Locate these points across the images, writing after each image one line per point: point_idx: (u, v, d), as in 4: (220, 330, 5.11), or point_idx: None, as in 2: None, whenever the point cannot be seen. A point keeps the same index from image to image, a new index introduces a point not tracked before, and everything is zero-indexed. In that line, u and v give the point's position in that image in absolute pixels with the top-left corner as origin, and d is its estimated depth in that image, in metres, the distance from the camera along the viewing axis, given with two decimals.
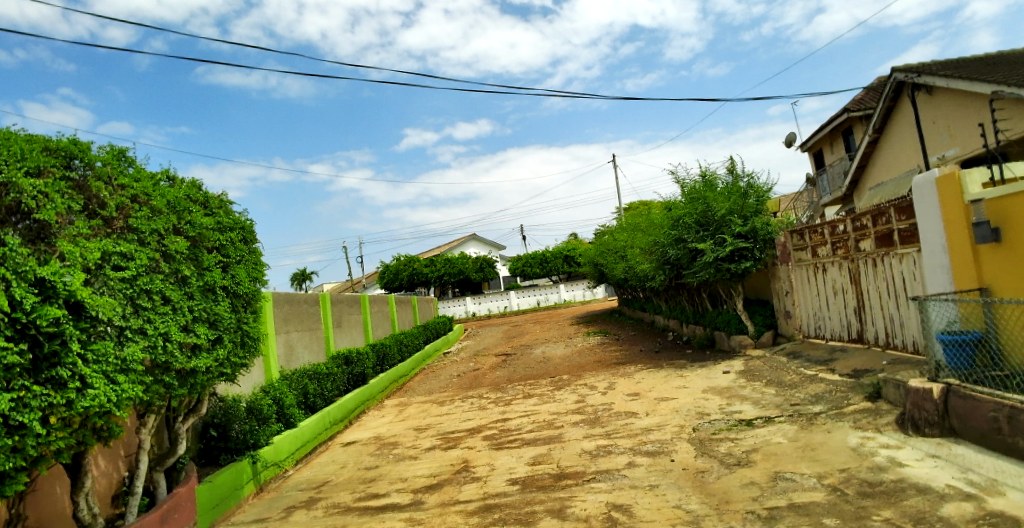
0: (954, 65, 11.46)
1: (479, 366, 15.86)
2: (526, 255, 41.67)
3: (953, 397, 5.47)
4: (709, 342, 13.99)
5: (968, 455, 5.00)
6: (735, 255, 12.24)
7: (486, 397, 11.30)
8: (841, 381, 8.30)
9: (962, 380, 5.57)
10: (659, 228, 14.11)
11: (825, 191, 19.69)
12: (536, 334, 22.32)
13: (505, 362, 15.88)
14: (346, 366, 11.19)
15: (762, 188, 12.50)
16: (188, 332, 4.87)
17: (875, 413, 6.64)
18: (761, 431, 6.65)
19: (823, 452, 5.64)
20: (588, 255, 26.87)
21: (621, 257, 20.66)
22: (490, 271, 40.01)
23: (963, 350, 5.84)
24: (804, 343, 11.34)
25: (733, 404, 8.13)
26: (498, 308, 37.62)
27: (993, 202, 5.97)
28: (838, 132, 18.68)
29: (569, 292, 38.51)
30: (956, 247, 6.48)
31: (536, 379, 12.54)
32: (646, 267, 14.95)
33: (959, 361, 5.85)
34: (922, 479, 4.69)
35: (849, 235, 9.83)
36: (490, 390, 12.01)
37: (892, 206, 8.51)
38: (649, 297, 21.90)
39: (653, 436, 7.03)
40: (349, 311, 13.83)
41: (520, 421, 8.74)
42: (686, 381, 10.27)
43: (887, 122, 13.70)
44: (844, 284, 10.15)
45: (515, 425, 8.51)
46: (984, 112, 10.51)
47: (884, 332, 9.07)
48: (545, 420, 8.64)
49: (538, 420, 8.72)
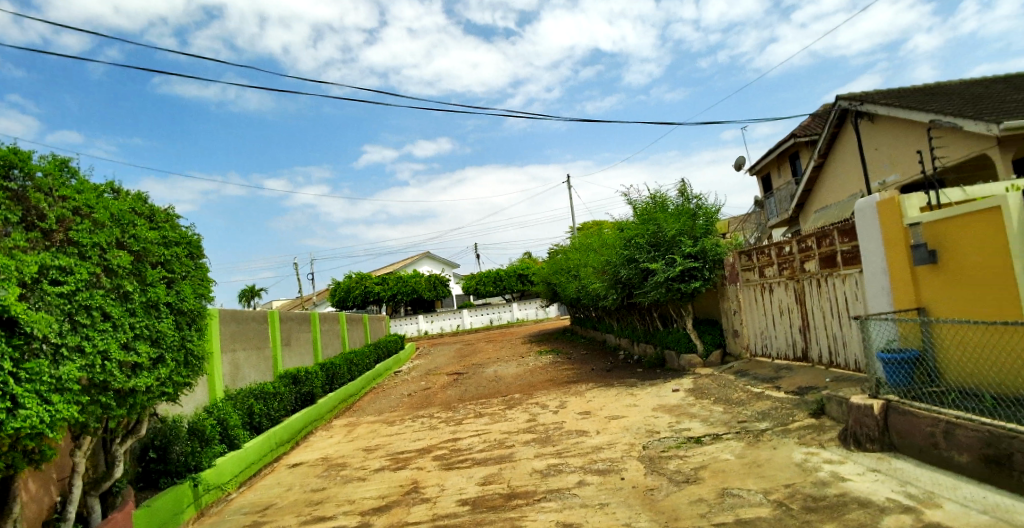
0: (895, 95, 12.06)
1: (431, 385, 15.59)
2: (481, 273, 41.66)
3: (893, 413, 5.66)
4: (659, 361, 14.18)
5: (907, 470, 5.14)
6: (685, 275, 12.51)
7: (437, 416, 11.07)
8: (787, 398, 8.51)
9: (902, 397, 5.76)
10: (611, 248, 14.29)
11: (772, 214, 20.46)
12: (490, 353, 22.25)
13: (456, 381, 15.66)
14: (294, 385, 10.80)
15: (711, 209, 12.79)
16: (129, 349, 4.55)
17: (819, 429, 6.80)
18: (709, 449, 6.71)
19: (769, 469, 5.72)
20: (541, 275, 27.07)
21: (573, 277, 20.86)
22: (443, 290, 39.81)
23: (902, 368, 6.03)
24: (751, 362, 11.61)
25: (682, 422, 8.20)
26: (451, 326, 37.28)
27: (930, 225, 6.25)
28: (785, 157, 19.46)
29: (522, 311, 38.78)
30: (895, 269, 6.75)
31: (489, 398, 12.41)
32: (599, 286, 15.13)
33: (898, 378, 6.03)
34: (864, 493, 4.79)
35: (795, 256, 10.16)
36: (441, 409, 11.77)
37: (836, 229, 8.82)
38: (601, 317, 22.15)
39: (604, 455, 7.00)
40: (298, 329, 13.39)
41: (470, 441, 8.58)
42: (637, 399, 10.33)
43: (832, 148, 14.32)
44: (790, 304, 10.45)
45: (466, 445, 8.33)
46: (922, 141, 11.07)
47: (828, 351, 9.37)
48: (496, 439, 8.52)
49: (489, 439, 8.57)
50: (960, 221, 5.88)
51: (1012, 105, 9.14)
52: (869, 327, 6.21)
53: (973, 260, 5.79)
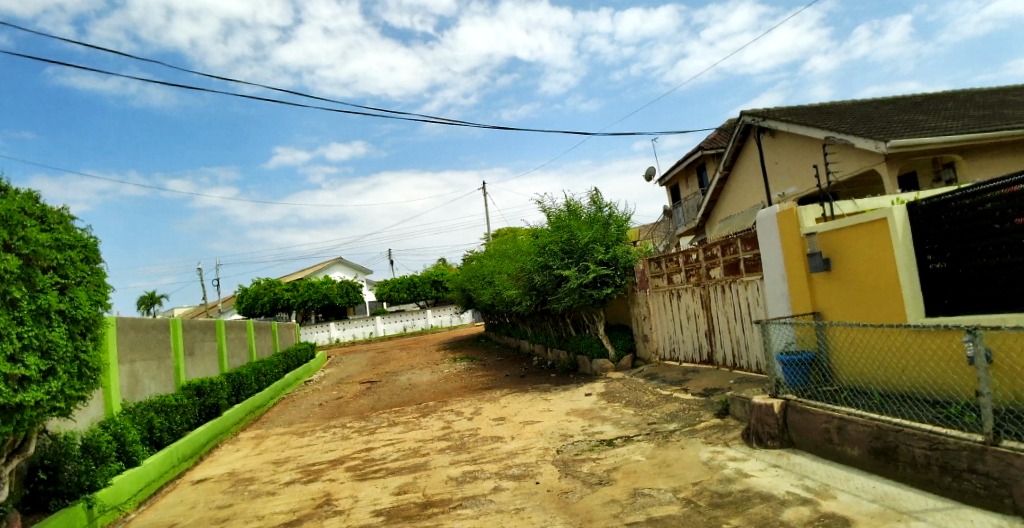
0: (794, 112, 12.95)
1: (343, 394, 14.99)
2: (395, 279, 40.86)
3: (791, 411, 5.98)
4: (572, 366, 14.41)
5: (804, 464, 5.43)
6: (597, 282, 12.80)
7: (350, 426, 10.62)
8: (694, 399, 8.85)
9: (799, 396, 6.09)
10: (525, 255, 14.41)
11: (679, 223, 21.42)
12: (403, 360, 21.78)
13: (369, 390, 15.15)
14: (197, 397, 10.00)
15: (623, 217, 13.15)
16: (14, 362, 4.07)
17: (723, 428, 7.10)
18: (621, 450, 6.83)
19: (678, 468, 5.88)
20: (456, 281, 26.89)
21: (487, 283, 20.84)
22: (356, 296, 38.62)
23: (800, 369, 6.33)
24: (660, 365, 12.03)
25: (595, 425, 8.32)
26: (364, 334, 36.23)
27: (824, 235, 6.65)
28: (693, 169, 20.45)
29: (436, 317, 38.39)
30: (793, 276, 7.15)
31: (403, 406, 12.09)
32: (513, 293, 15.18)
33: (796, 378, 6.33)
34: (766, 487, 5.00)
35: (701, 264, 10.63)
36: (353, 419, 11.32)
37: (739, 238, 9.30)
38: (515, 323, 22.29)
39: (518, 460, 6.94)
40: (203, 338, 12.43)
41: (384, 450, 8.26)
42: (550, 404, 10.41)
43: (736, 160, 15.17)
44: (696, 309, 10.92)
45: (379, 454, 8.02)
46: (818, 155, 11.92)
47: (731, 353, 9.85)
48: (411, 447, 8.26)
49: (404, 448, 8.31)
50: (846, 231, 6.25)
51: (898, 125, 9.95)
52: (769, 331, 6.52)
53: (856, 266, 6.14)
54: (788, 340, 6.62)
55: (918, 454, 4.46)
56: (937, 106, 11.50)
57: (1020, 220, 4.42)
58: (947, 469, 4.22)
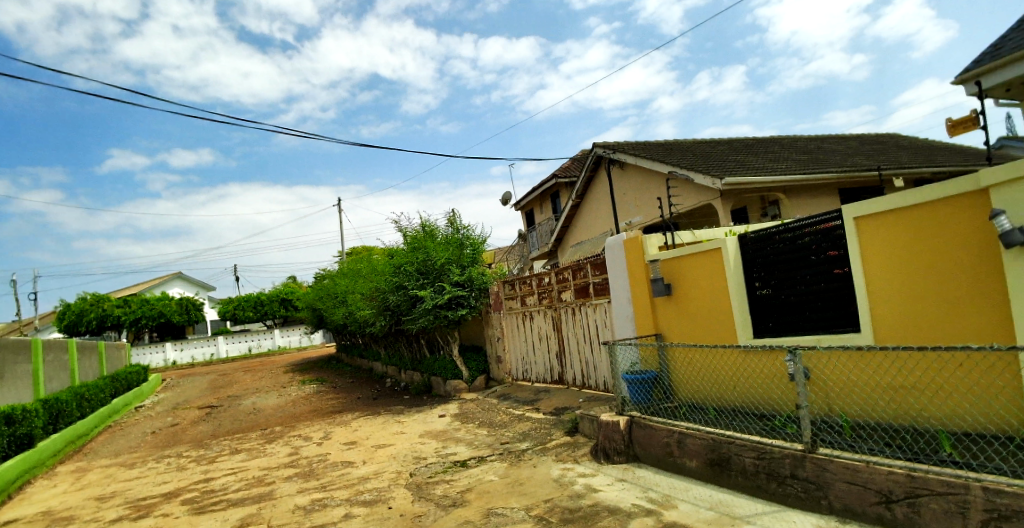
0: (640, 147, 13.99)
1: (179, 421, 13.29)
2: (240, 297, 37.53)
3: (635, 428, 6.17)
4: (425, 388, 14.10)
5: (648, 477, 5.62)
6: (451, 303, 12.73)
7: (186, 455, 9.40)
8: (545, 418, 9.03)
9: (643, 413, 6.35)
10: (379, 275, 14.00)
11: (533, 246, 22.13)
12: (247, 383, 19.92)
13: (208, 416, 13.55)
14: (5, 427, 8.19)
15: (478, 239, 13.21)
16: None
17: (573, 445, 7.27)
18: (474, 471, 6.71)
19: (530, 486, 5.88)
20: (306, 299, 25.31)
21: (340, 302, 19.84)
22: (197, 315, 34.53)
23: (643, 387, 6.80)
24: (512, 386, 12.19)
25: (448, 446, 8.13)
26: (203, 356, 32.67)
27: (666, 262, 7.11)
28: (547, 195, 21.31)
29: (284, 338, 35.81)
30: (638, 299, 7.57)
31: (246, 432, 10.97)
32: (366, 313, 14.57)
33: (640, 396, 6.79)
34: (613, 501, 5.12)
35: (553, 286, 10.99)
36: (191, 447, 10.03)
37: (589, 263, 9.75)
38: (368, 344, 21.41)
39: (371, 485, 6.54)
40: (13, 360, 10.30)
41: (225, 480, 7.39)
42: (404, 426, 10.04)
43: (587, 189, 16.03)
44: (548, 330, 11.23)
45: (220, 485, 7.15)
46: (661, 189, 12.93)
47: (580, 374, 10.23)
48: (254, 476, 7.46)
49: (246, 477, 7.49)
50: (686, 257, 6.72)
51: (733, 165, 11.10)
52: (616, 351, 6.69)
53: (694, 290, 6.61)
54: (632, 361, 7.14)
55: (748, 463, 4.65)
56: (765, 150, 13.02)
57: (833, 252, 5.00)
58: (773, 476, 4.40)
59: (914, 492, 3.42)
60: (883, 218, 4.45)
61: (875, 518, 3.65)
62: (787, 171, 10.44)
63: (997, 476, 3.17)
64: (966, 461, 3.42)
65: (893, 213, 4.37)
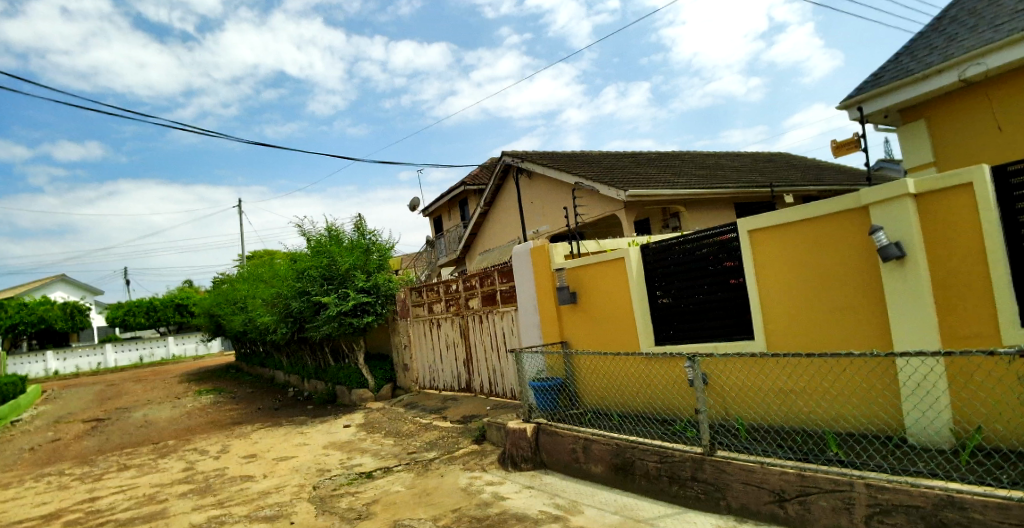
0: (547, 157, 14.23)
1: (60, 435, 11.92)
2: (130, 302, 34.37)
3: (542, 435, 6.17)
4: (330, 397, 13.50)
5: (555, 483, 5.62)
6: (356, 310, 12.30)
7: (68, 473, 8.44)
8: (453, 426, 8.89)
9: (548, 420, 6.35)
10: (282, 280, 13.28)
11: (442, 253, 21.89)
12: (136, 394, 18.21)
13: (94, 429, 12.23)
14: None
15: (385, 245, 12.94)
16: None
17: (480, 453, 7.18)
18: (380, 482, 6.46)
19: (438, 495, 5.73)
20: (203, 305, 23.57)
21: (239, 308, 18.62)
22: (84, 321, 30.83)
23: (549, 395, 6.82)
24: (420, 394, 11.93)
25: (354, 457, 7.79)
26: (89, 365, 29.47)
27: (571, 270, 7.21)
28: (456, 202, 21.18)
29: (178, 346, 33.09)
30: (544, 308, 7.62)
31: (135, 447, 10.00)
32: (267, 320, 13.77)
33: (547, 403, 6.81)
34: (520, 508, 5.08)
35: (461, 294, 10.88)
36: (74, 464, 9.02)
37: (496, 271, 9.73)
38: (269, 352, 20.21)
39: (271, 500, 6.14)
40: None
41: (111, 500, 6.71)
42: (308, 437, 9.52)
43: (496, 197, 16.08)
44: (455, 338, 11.08)
45: (107, 505, 6.47)
46: (567, 199, 13.19)
47: (487, 381, 10.18)
48: (145, 494, 6.81)
49: (135, 495, 6.82)
50: (591, 267, 6.85)
51: (636, 177, 11.52)
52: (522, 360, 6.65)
53: (599, 299, 6.75)
54: (539, 368, 7.25)
55: (651, 467, 4.76)
56: (667, 164, 13.63)
57: (729, 263, 5.27)
58: (675, 479, 4.53)
59: (805, 491, 3.63)
60: (771, 231, 4.75)
61: (769, 516, 3.84)
62: (686, 185, 10.97)
63: (877, 474, 3.42)
64: (849, 460, 3.68)
65: (782, 227, 4.67)
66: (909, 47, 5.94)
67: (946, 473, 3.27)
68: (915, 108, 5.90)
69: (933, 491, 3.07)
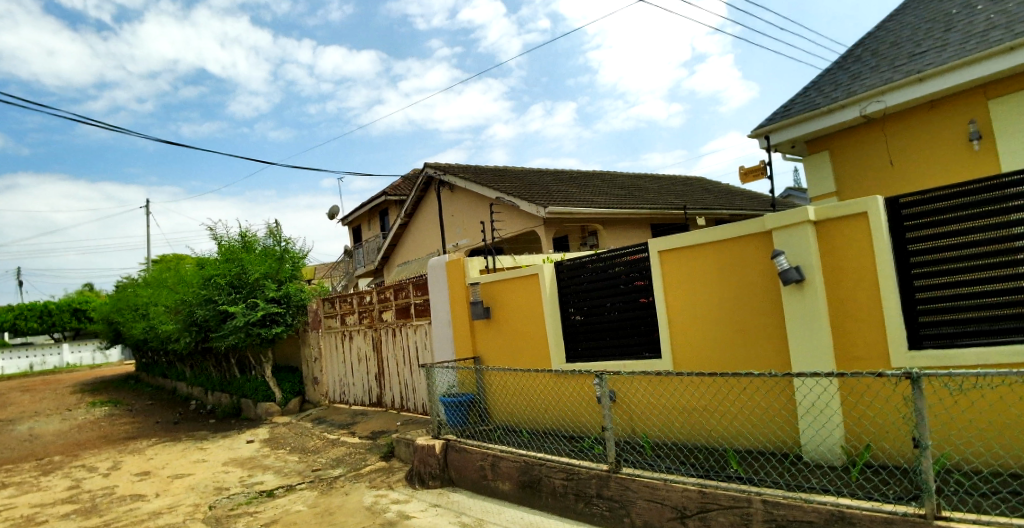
0: (470, 172, 14.17)
1: None
2: (20, 305, 31.26)
3: (451, 451, 5.98)
4: (234, 410, 12.64)
5: (462, 501, 5.46)
6: (265, 320, 11.59)
7: None
8: (361, 442, 8.50)
9: (458, 436, 6.19)
10: (187, 286, 12.38)
11: (359, 264, 21.22)
12: (21, 405, 16.36)
13: None
14: None
15: (299, 253, 12.31)
16: None
17: (387, 471, 6.89)
18: (281, 501, 6.03)
19: (340, 515, 5.42)
20: (102, 311, 21.66)
21: (140, 315, 17.18)
22: None
23: (459, 410, 6.74)
24: (329, 408, 11.38)
25: (255, 475, 7.26)
26: None
27: (486, 285, 7.13)
28: (376, 213, 20.68)
29: (74, 353, 30.03)
30: (458, 322, 7.49)
31: (12, 464, 8.93)
32: (169, 328, 12.78)
33: (457, 419, 6.73)
34: None
35: (374, 306, 10.54)
36: None
37: (412, 283, 9.47)
38: (172, 362, 18.70)
39: (161, 521, 5.60)
40: None
41: None
42: (207, 453, 8.81)
43: (416, 209, 15.83)
44: (367, 351, 10.68)
45: None
46: (484, 213, 13.22)
47: (399, 396, 9.86)
48: (19, 517, 6.08)
49: (8, 518, 6.06)
50: (506, 282, 6.80)
51: (557, 195, 11.67)
52: (433, 375, 6.47)
53: (512, 314, 6.70)
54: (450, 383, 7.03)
55: (558, 485, 4.72)
56: (589, 184, 13.91)
57: (640, 282, 5.36)
58: (581, 496, 4.50)
59: (705, 507, 3.69)
60: (681, 253, 4.89)
61: None
62: (604, 205, 11.23)
63: (774, 490, 3.53)
64: (748, 476, 3.79)
65: (692, 247, 4.80)
66: (817, 82, 6.38)
67: (837, 489, 3.42)
68: (820, 140, 6.35)
69: (825, 507, 3.20)
